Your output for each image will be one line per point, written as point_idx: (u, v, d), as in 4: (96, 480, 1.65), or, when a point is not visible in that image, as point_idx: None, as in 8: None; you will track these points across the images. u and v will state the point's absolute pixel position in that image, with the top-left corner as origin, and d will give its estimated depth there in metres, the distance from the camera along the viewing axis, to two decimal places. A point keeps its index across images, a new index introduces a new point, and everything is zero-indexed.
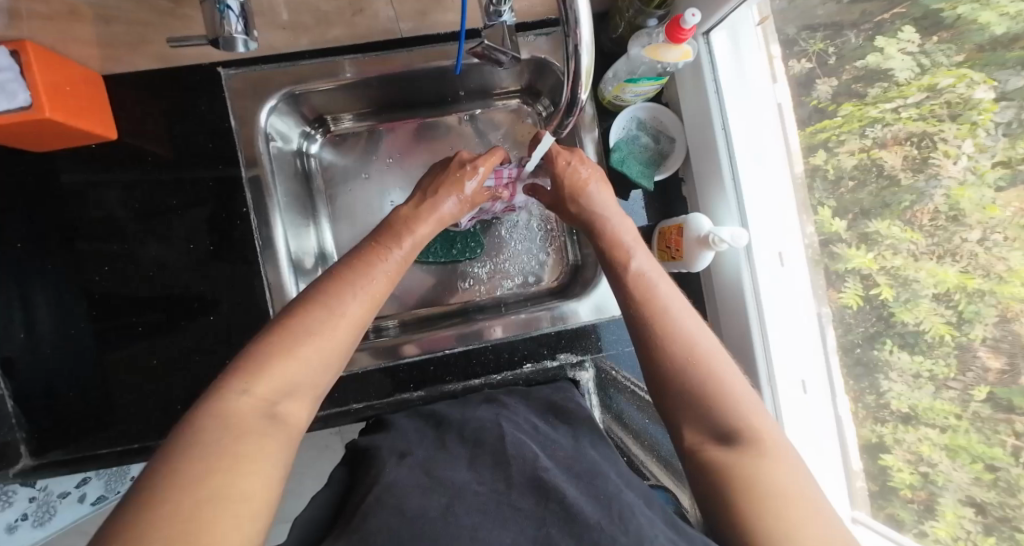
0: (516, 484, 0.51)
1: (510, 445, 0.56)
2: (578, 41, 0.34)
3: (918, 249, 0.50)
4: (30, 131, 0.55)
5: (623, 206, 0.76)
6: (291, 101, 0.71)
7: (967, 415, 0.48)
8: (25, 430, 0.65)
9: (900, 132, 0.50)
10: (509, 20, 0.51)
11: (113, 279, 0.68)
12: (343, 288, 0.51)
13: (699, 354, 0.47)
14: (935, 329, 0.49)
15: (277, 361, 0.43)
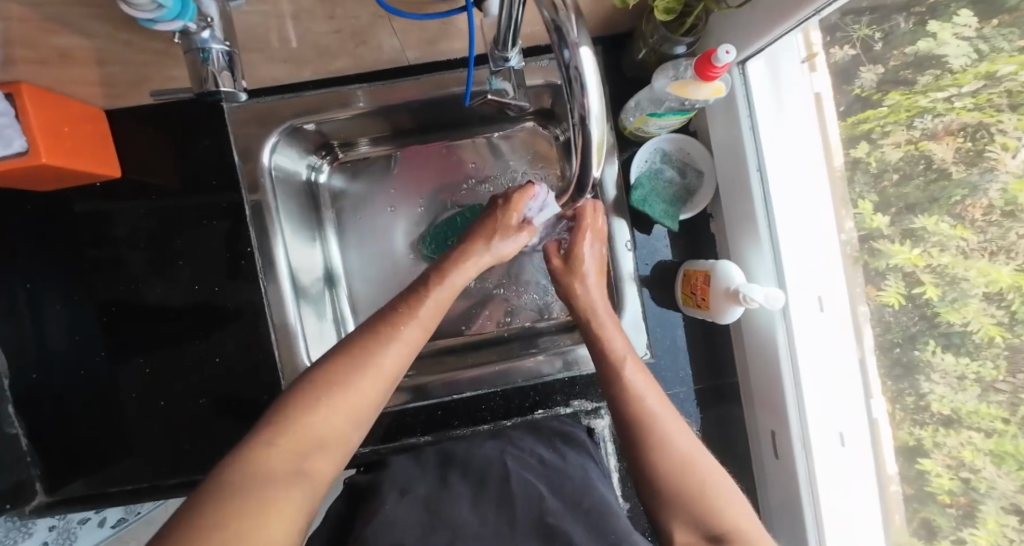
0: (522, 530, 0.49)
1: (515, 484, 0.56)
2: (584, 112, 0.28)
3: (968, 246, 0.43)
4: (28, 174, 0.50)
5: (644, 243, 0.70)
6: (292, 135, 0.68)
7: (1016, 420, 0.42)
8: (40, 466, 0.64)
9: (953, 124, 0.42)
10: (515, 61, 0.46)
11: (122, 317, 0.67)
12: (380, 333, 0.48)
13: (682, 450, 0.47)
14: (983, 330, 0.43)
15: (307, 407, 0.41)
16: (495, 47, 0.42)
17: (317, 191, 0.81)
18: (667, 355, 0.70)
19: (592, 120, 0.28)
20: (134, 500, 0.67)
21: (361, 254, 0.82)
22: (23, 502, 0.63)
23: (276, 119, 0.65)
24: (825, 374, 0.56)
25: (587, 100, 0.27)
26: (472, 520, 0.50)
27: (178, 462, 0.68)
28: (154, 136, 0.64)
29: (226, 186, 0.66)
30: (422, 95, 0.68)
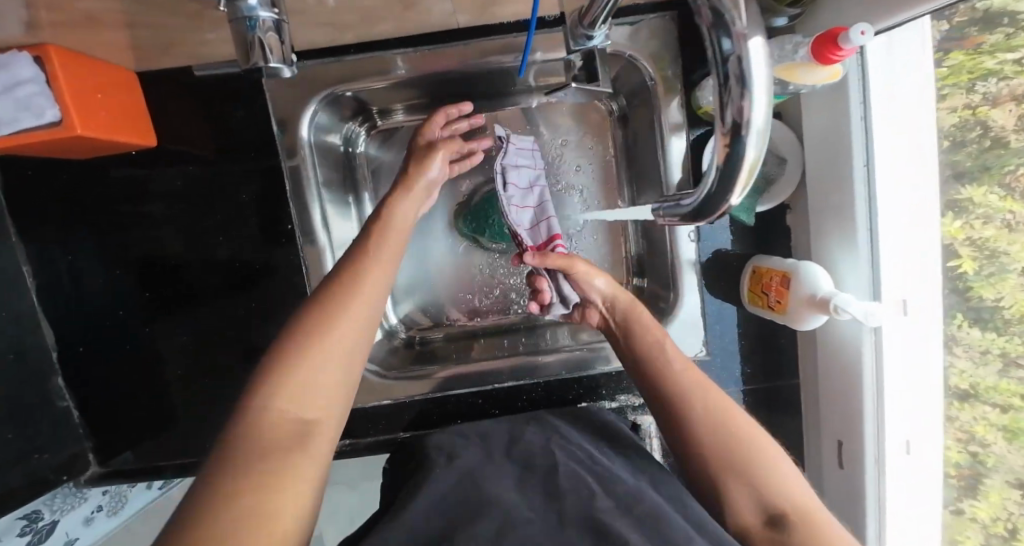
0: (568, 519, 0.44)
1: (563, 476, 0.49)
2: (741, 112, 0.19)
3: (1017, 219, 0.39)
4: (63, 145, 0.47)
5: (708, 235, 0.64)
6: (332, 104, 0.62)
7: None
8: (93, 438, 0.67)
9: (1019, 87, 0.37)
10: (600, 41, 0.40)
11: (161, 296, 0.64)
12: (358, 265, 0.45)
13: (733, 419, 0.44)
14: (1018, 306, 0.40)
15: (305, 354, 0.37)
16: (579, 24, 0.37)
17: (355, 161, 0.76)
18: (724, 353, 0.65)
19: (756, 133, 0.19)
20: (180, 475, 0.68)
21: None
22: (79, 473, 0.65)
23: (313, 89, 0.59)
24: (914, 390, 0.49)
25: (751, 102, 0.18)
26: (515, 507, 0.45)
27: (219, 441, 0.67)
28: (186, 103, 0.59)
29: (264, 160, 0.60)
30: (473, 62, 0.60)
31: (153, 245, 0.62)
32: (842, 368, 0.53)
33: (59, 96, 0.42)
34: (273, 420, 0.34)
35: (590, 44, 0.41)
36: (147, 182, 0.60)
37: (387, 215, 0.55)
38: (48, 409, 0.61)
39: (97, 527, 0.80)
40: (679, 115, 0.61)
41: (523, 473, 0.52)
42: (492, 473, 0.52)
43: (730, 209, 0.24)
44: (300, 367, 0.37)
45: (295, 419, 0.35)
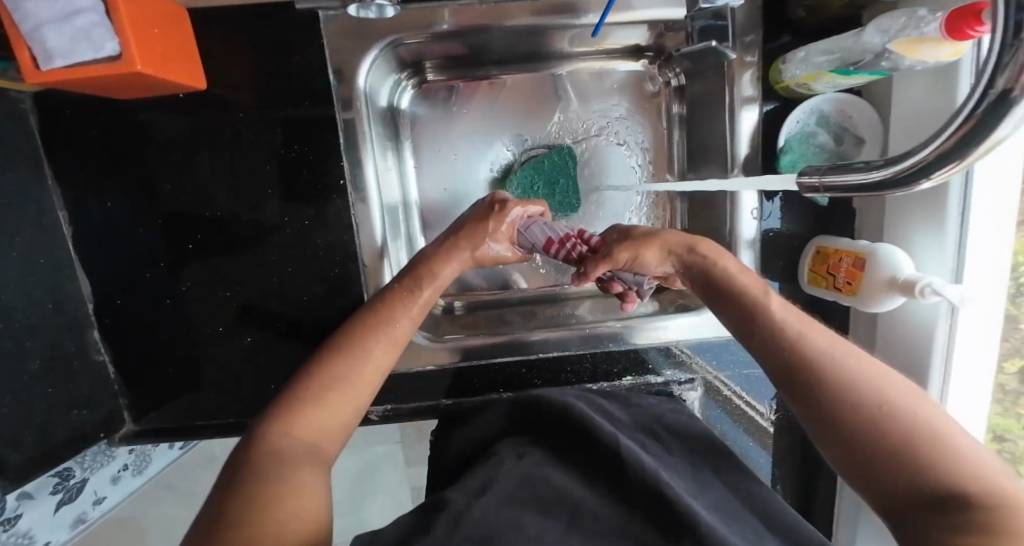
0: (641, 504, 0.37)
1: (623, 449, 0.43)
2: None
3: None
4: (114, 81, 0.43)
5: (767, 211, 0.63)
6: (392, 52, 0.60)
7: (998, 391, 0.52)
8: (127, 396, 0.63)
9: None
10: None
11: (205, 251, 0.60)
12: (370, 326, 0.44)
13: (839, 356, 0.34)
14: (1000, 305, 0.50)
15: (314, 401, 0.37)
16: None
17: (399, 121, 0.73)
18: None
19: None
20: (220, 437, 0.64)
21: (440, 196, 0.76)
22: (113, 431, 0.61)
23: (370, 38, 0.56)
24: (976, 373, 0.50)
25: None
26: (582, 492, 0.39)
27: (262, 401, 0.64)
28: (235, 46, 0.55)
29: (316, 111, 0.57)
30: (530, 21, 0.59)
31: (196, 195, 0.58)
32: (907, 349, 0.54)
33: (119, 26, 0.38)
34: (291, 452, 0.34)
35: None
36: (193, 130, 0.56)
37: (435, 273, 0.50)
38: (85, 363, 0.57)
39: (123, 487, 0.78)
40: (757, 88, 0.58)
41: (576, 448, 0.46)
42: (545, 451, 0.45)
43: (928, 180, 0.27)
44: (308, 412, 0.37)
45: (306, 449, 0.35)
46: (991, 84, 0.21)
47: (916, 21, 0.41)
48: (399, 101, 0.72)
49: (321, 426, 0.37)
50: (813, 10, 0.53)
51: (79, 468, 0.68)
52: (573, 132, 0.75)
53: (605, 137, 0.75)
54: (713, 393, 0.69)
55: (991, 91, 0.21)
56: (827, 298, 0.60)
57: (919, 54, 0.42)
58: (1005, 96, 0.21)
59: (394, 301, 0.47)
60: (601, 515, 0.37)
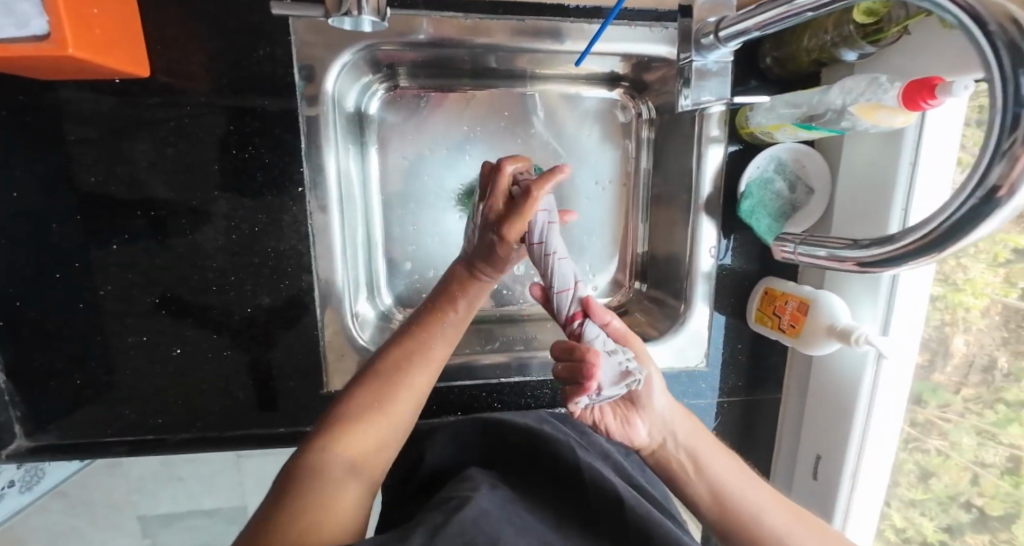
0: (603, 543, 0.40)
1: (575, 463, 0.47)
2: (1016, 180, 0.21)
3: None
4: (39, 62, 0.37)
5: (722, 248, 0.66)
6: (366, 55, 0.56)
7: None
8: (21, 408, 0.54)
9: None
10: (712, 60, 0.42)
11: (133, 251, 0.53)
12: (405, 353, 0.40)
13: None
14: None
15: (368, 417, 0.37)
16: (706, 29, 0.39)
17: (365, 126, 0.69)
18: (719, 367, 0.69)
19: (1016, 199, 0.21)
20: (132, 456, 0.57)
21: (405, 208, 0.73)
22: None
23: (346, 38, 0.53)
24: (891, 417, 0.55)
25: None
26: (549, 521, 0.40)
27: (188, 418, 0.58)
28: (189, 30, 0.50)
29: (278, 110, 0.53)
30: (513, 40, 0.57)
31: (131, 188, 0.52)
32: (836, 392, 0.59)
33: (50, 2, 0.33)
34: (331, 475, 0.34)
35: (707, 58, 0.42)
36: (134, 117, 0.50)
37: (467, 287, 0.43)
38: None
39: (4, 506, 0.68)
40: (725, 132, 0.61)
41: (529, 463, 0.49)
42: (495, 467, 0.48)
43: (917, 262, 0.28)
44: (349, 442, 0.36)
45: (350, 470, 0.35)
46: (986, 174, 0.22)
47: (876, 87, 0.44)
48: (368, 104, 0.68)
49: (367, 451, 0.36)
50: (781, 62, 0.56)
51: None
52: (544, 154, 0.74)
53: (576, 162, 0.75)
54: None
55: (985, 182, 0.22)
56: (770, 335, 0.64)
57: (875, 118, 0.45)
58: (994, 194, 0.22)
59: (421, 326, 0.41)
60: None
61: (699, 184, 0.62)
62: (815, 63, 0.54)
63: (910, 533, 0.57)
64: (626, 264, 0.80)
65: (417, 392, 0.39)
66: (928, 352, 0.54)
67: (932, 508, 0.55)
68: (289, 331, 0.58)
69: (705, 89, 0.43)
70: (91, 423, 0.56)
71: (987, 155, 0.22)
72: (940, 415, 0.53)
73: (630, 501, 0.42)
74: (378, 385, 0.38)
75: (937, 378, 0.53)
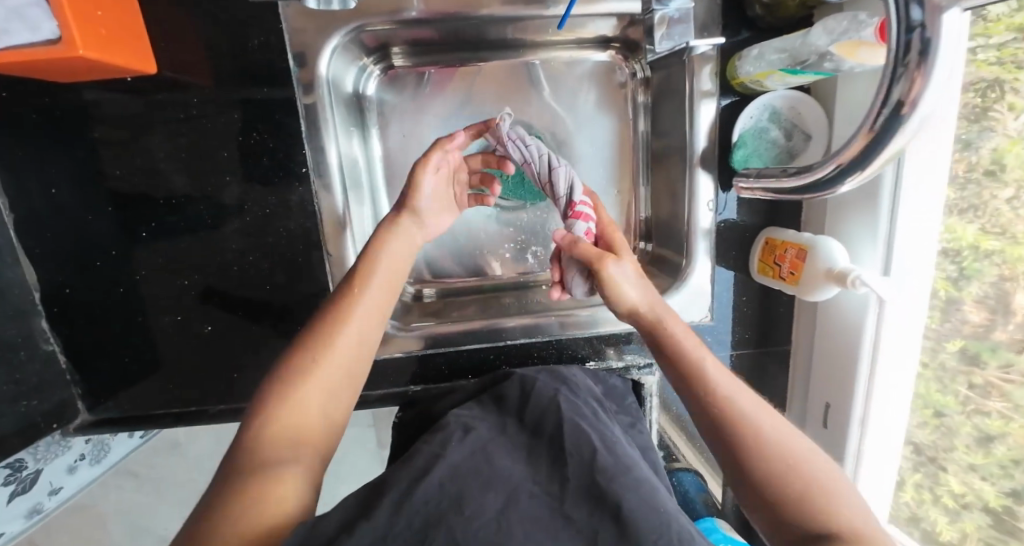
0: (573, 483, 0.39)
1: (571, 437, 0.45)
2: (913, 96, 0.27)
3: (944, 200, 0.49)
4: (50, 65, 0.40)
5: (720, 201, 0.66)
6: (355, 37, 0.58)
7: (933, 364, 0.53)
8: (82, 386, 0.61)
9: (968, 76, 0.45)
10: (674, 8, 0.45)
11: (160, 239, 0.59)
12: (337, 322, 0.44)
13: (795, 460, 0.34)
14: (934, 282, 0.51)
15: (296, 387, 0.40)
16: None
17: (364, 108, 0.72)
18: (727, 320, 0.69)
19: (911, 112, 0.27)
20: (179, 425, 0.64)
21: (408, 185, 0.75)
22: (67, 422, 0.60)
23: (333, 22, 0.55)
24: (903, 361, 0.54)
25: (922, 80, 0.27)
26: (525, 474, 0.41)
27: (223, 389, 0.64)
28: (188, 28, 0.53)
29: (276, 96, 0.56)
30: (499, 10, 0.58)
31: (149, 181, 0.57)
32: (840, 336, 0.59)
33: (57, 5, 0.35)
34: (263, 453, 0.36)
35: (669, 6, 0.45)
36: (146, 114, 0.55)
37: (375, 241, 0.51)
38: (35, 353, 0.55)
39: (80, 477, 0.72)
40: (716, 85, 0.60)
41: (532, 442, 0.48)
42: (496, 438, 0.48)
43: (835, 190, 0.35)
44: (295, 403, 0.39)
45: (294, 438, 0.37)
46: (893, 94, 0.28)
47: (856, 25, 0.44)
48: (365, 87, 0.71)
49: (304, 418, 0.39)
50: (769, 9, 0.55)
51: (33, 458, 0.64)
52: (541, 121, 0.75)
53: (573, 127, 0.76)
54: None
55: (891, 99, 0.28)
56: (774, 286, 0.64)
57: (858, 57, 0.44)
58: (898, 109, 0.28)
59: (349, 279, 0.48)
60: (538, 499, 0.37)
61: (692, 138, 0.62)
62: (803, 6, 0.53)
63: (970, 499, 0.53)
64: (631, 227, 0.80)
65: (361, 344, 0.44)
66: (989, 308, 0.47)
67: (995, 474, 0.50)
68: (305, 304, 0.63)
69: (671, 36, 0.46)
70: (143, 395, 0.63)
71: (891, 79, 0.28)
72: (1002, 376, 0.47)
73: (602, 455, 0.41)
74: (309, 350, 0.42)
75: (998, 337, 0.47)
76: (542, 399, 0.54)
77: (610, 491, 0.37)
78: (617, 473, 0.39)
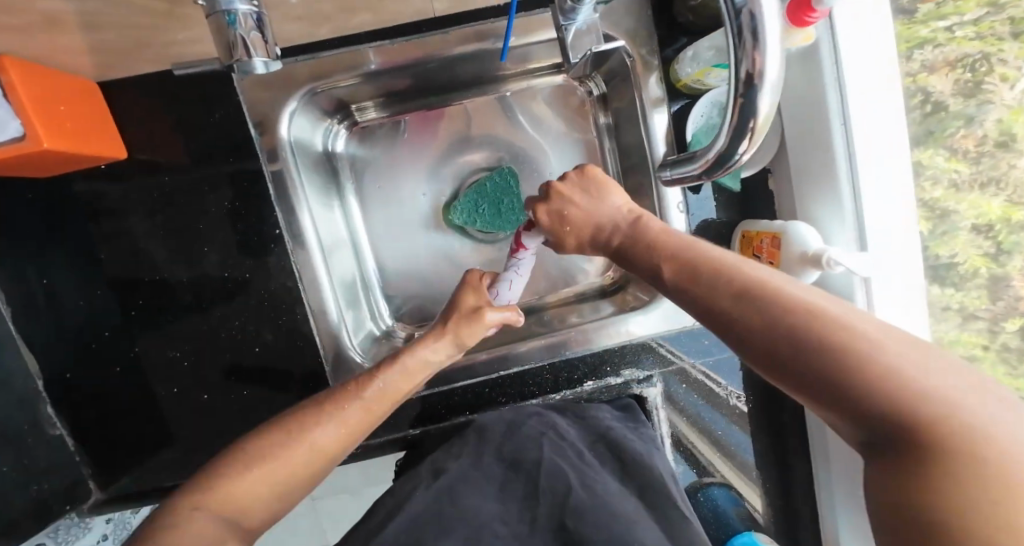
0: (542, 527, 0.48)
1: (546, 473, 0.52)
2: (760, 70, 0.28)
3: (960, 179, 0.48)
4: (29, 163, 0.45)
5: (691, 203, 0.66)
6: (313, 100, 0.61)
7: (995, 347, 0.48)
8: (92, 465, 0.62)
9: (952, 54, 0.46)
10: (582, 19, 0.48)
11: (152, 313, 0.61)
12: (307, 426, 0.49)
13: (876, 353, 0.28)
14: (971, 262, 0.49)
15: (228, 485, 0.44)
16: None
17: (337, 165, 0.75)
18: None
19: (763, 81, 0.29)
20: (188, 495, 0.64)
21: (388, 232, 0.78)
22: (81, 501, 0.60)
23: (290, 88, 0.58)
24: (913, 334, 0.50)
25: (761, 55, 0.28)
26: (496, 513, 0.50)
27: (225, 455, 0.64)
28: (155, 111, 0.57)
29: (244, 163, 0.59)
30: (450, 51, 0.60)
31: (137, 259, 0.60)
32: None
33: (19, 107, 0.41)
34: (196, 525, 0.40)
35: (576, 21, 0.48)
36: (127, 197, 0.58)
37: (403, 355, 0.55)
38: (43, 438, 0.56)
39: None
40: (663, 91, 0.61)
41: (508, 474, 0.55)
42: (478, 478, 0.54)
43: (736, 159, 0.36)
44: (228, 503, 0.43)
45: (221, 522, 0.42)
46: (741, 71, 0.29)
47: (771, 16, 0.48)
48: (335, 145, 0.74)
49: (235, 503, 0.44)
50: (697, 13, 0.58)
51: (54, 542, 0.62)
52: (507, 153, 0.78)
53: (540, 154, 0.78)
54: (678, 375, 0.69)
55: (742, 75, 0.29)
56: None
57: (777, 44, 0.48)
58: (749, 80, 0.29)
59: (332, 396, 0.52)
60: (505, 540, 0.47)
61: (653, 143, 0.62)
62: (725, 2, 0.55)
63: None
64: None
65: (315, 445, 0.49)
66: None
67: None
68: (295, 360, 0.63)
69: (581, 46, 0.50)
70: (153, 467, 0.64)
71: (734, 57, 0.29)
72: None
73: (574, 492, 0.49)
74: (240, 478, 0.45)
75: None
76: (526, 436, 0.58)
77: (575, 528, 0.45)
78: (585, 509, 0.46)
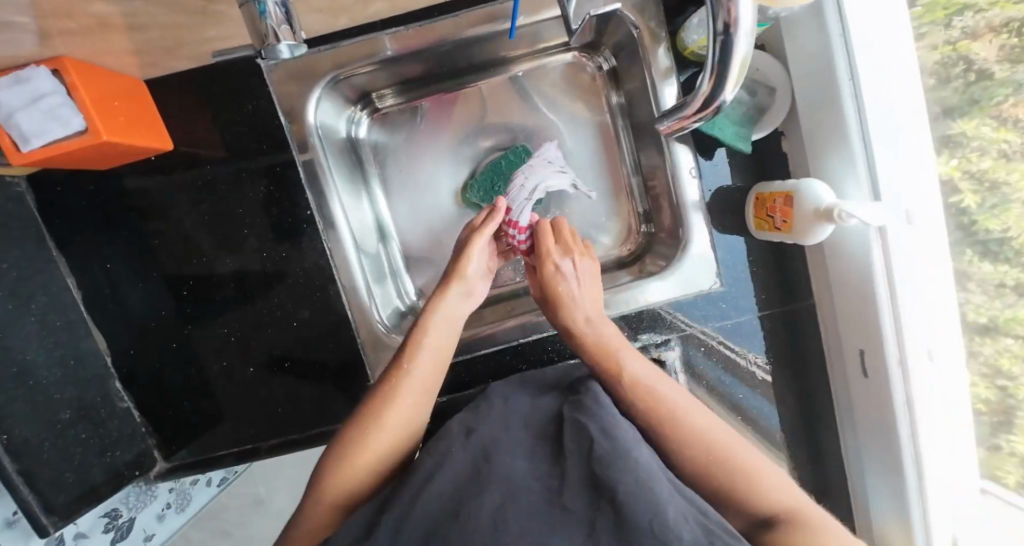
0: (572, 476, 0.41)
1: (570, 428, 0.45)
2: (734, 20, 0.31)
3: (1011, 148, 0.46)
4: (88, 156, 0.50)
5: (704, 170, 0.67)
6: (334, 88, 0.65)
7: None
8: (156, 436, 0.68)
9: (997, 17, 0.45)
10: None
11: (199, 294, 0.66)
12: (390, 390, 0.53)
13: (723, 458, 0.44)
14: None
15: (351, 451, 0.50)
16: None
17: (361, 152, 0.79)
18: (740, 282, 0.67)
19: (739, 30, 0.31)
20: (241, 463, 0.69)
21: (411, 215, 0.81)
22: (147, 470, 0.66)
23: (313, 77, 0.61)
24: (931, 282, 0.50)
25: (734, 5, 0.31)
26: (526, 473, 0.43)
27: (270, 425, 0.68)
28: (195, 108, 0.62)
29: (275, 150, 0.63)
30: (459, 32, 0.62)
31: (183, 244, 0.65)
32: (855, 275, 0.55)
33: (82, 105, 0.46)
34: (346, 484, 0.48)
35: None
36: (173, 187, 0.64)
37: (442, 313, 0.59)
38: (112, 410, 0.63)
39: (168, 525, 0.78)
40: (671, 61, 0.62)
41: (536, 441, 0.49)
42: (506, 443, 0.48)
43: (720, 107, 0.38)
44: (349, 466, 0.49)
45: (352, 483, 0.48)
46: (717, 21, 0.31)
47: None
48: (358, 132, 0.78)
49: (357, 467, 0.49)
50: None
51: (127, 507, 0.68)
52: (523, 133, 0.80)
53: (554, 132, 0.80)
54: (694, 340, 0.69)
55: (719, 27, 0.32)
56: (775, 240, 0.62)
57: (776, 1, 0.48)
58: (726, 31, 0.32)
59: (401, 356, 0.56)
60: (532, 497, 0.40)
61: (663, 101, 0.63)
62: None
63: None
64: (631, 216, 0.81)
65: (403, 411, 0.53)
66: None
67: None
68: (329, 334, 0.67)
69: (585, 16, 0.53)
70: (207, 439, 0.69)
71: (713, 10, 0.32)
72: None
73: (598, 442, 0.41)
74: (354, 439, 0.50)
75: None
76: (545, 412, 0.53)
77: (607, 481, 0.38)
78: (615, 459, 0.39)
